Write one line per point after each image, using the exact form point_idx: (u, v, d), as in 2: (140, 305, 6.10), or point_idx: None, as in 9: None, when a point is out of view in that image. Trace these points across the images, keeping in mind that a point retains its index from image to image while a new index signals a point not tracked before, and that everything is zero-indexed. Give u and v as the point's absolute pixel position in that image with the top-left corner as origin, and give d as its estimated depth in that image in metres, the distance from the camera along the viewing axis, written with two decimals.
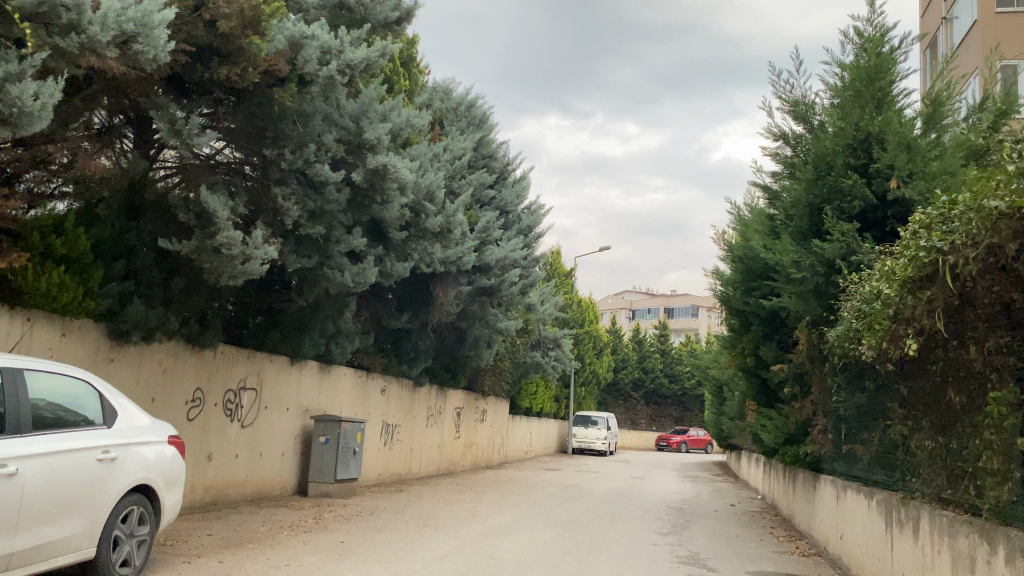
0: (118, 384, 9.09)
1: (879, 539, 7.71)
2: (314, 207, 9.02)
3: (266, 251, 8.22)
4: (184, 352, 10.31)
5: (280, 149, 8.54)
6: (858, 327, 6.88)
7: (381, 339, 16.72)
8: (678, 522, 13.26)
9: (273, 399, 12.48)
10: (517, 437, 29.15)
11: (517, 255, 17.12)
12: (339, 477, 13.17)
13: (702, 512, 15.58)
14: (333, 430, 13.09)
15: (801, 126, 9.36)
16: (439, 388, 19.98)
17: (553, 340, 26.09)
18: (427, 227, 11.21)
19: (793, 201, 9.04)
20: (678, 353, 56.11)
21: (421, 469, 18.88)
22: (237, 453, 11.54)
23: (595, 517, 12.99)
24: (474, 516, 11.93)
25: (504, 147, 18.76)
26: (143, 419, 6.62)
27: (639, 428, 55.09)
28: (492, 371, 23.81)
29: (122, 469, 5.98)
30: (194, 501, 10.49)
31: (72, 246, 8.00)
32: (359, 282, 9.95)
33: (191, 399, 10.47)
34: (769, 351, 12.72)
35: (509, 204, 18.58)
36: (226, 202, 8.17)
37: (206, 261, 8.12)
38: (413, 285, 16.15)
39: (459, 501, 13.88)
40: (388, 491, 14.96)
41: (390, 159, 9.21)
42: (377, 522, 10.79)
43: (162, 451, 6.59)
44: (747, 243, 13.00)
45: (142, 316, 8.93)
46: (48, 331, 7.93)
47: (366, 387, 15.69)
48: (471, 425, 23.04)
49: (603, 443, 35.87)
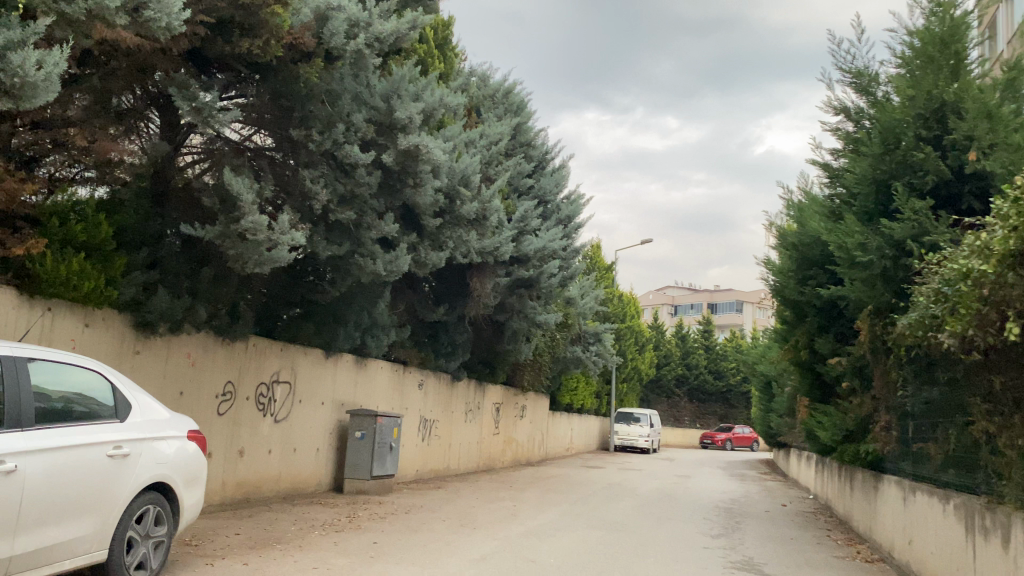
0: (145, 377, 8.80)
1: (957, 547, 7.01)
2: (344, 191, 8.61)
3: (293, 237, 7.79)
4: (213, 344, 10.00)
5: (307, 130, 8.16)
6: (937, 312, 6.23)
7: (417, 333, 16.33)
8: (729, 524, 12.62)
9: (307, 393, 12.14)
10: (558, 434, 28.64)
11: (556, 246, 16.55)
12: (375, 474, 12.78)
13: (753, 512, 14.88)
14: (369, 425, 12.71)
15: (864, 100, 8.68)
16: (478, 384, 19.54)
17: (594, 335, 25.47)
18: (462, 215, 10.77)
19: (857, 177, 8.33)
20: (723, 349, 54.98)
21: (460, 466, 18.48)
22: (271, 449, 11.22)
23: (640, 518, 12.40)
24: (514, 516, 11.42)
25: (542, 136, 18.22)
26: (163, 412, 6.26)
27: (683, 426, 54.14)
28: (531, 366, 23.32)
29: (136, 467, 5.62)
30: (224, 498, 10.18)
31: (93, 232, 7.71)
32: (392, 271, 9.48)
33: (221, 393, 10.16)
34: (825, 343, 12.10)
35: (549, 193, 18.02)
36: (251, 185, 7.79)
37: (230, 248, 7.75)
38: (451, 276, 15.74)
39: (498, 500, 13.40)
40: (426, 489, 14.55)
41: (422, 139, 8.74)
42: (413, 521, 10.35)
43: (182, 447, 6.22)
44: (802, 229, 12.28)
45: (167, 307, 8.62)
46: (69, 321, 7.68)
47: (403, 382, 15.31)
48: (511, 421, 22.58)
49: (646, 440, 35.16)
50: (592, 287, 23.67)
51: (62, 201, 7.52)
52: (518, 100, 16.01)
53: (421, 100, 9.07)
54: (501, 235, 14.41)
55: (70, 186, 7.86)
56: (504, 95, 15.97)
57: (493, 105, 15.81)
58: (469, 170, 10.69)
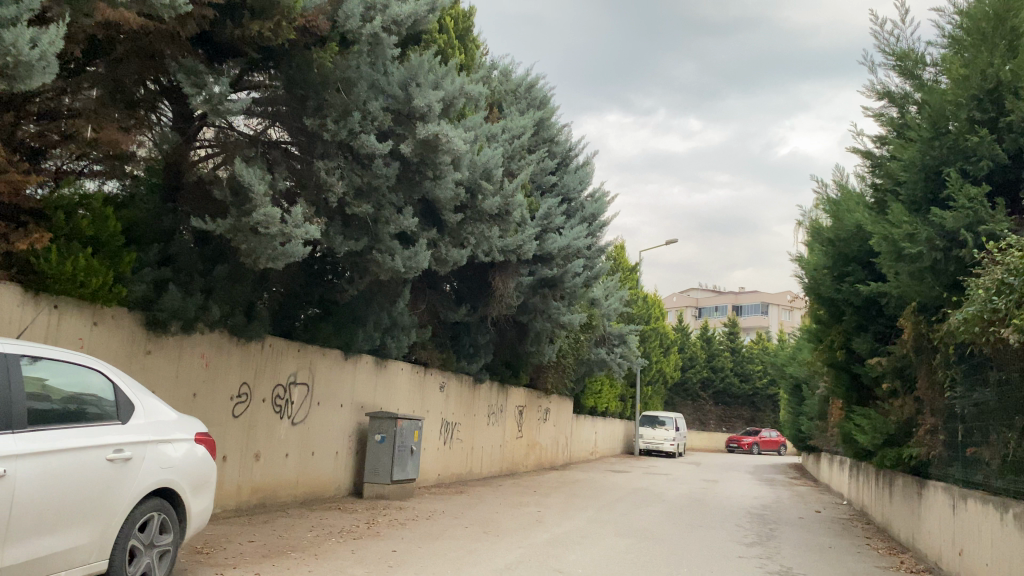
0: (156, 378, 8.51)
1: (1018, 561, 6.50)
2: (360, 183, 8.27)
3: (307, 230, 7.45)
4: (228, 344, 9.69)
5: (322, 119, 7.81)
6: (1000, 305, 5.74)
7: (438, 334, 15.98)
8: (763, 532, 12.11)
9: (325, 395, 11.81)
10: (583, 437, 28.17)
11: (581, 244, 16.13)
12: (396, 478, 12.43)
13: (787, 518, 14.35)
14: (389, 428, 12.35)
15: (908, 83, 8.17)
16: (501, 386, 19.17)
17: (619, 336, 25.00)
18: (484, 209, 10.41)
19: (904, 164, 7.82)
20: (749, 351, 54.19)
21: (483, 469, 18.11)
22: (288, 452, 10.91)
23: (670, 525, 11.94)
24: (538, 523, 11.01)
25: (565, 132, 17.81)
26: (169, 413, 5.91)
27: (708, 429, 53.40)
28: (555, 368, 22.89)
29: (138, 472, 5.29)
30: (240, 503, 9.87)
31: (100, 228, 7.42)
32: (411, 267, 9.12)
33: (236, 395, 9.85)
34: (863, 343, 11.69)
35: (572, 190, 17.59)
36: (263, 175, 7.47)
37: (242, 242, 7.43)
38: (473, 276, 15.39)
39: (522, 505, 12.98)
40: (447, 493, 14.17)
41: (442, 128, 8.32)
42: (435, 528, 9.97)
43: (189, 450, 5.87)
44: (839, 223, 11.76)
45: (179, 304, 8.33)
46: (76, 320, 7.41)
47: (424, 384, 14.96)
48: (534, 425, 22.20)
49: (672, 444, 34.57)
50: (616, 287, 23.20)
51: (69, 195, 7.25)
52: (540, 95, 15.61)
53: (441, 89, 8.70)
54: (525, 233, 14.01)
55: (80, 181, 7.59)
56: (526, 90, 15.58)
57: (515, 100, 15.43)
58: (492, 163, 10.30)
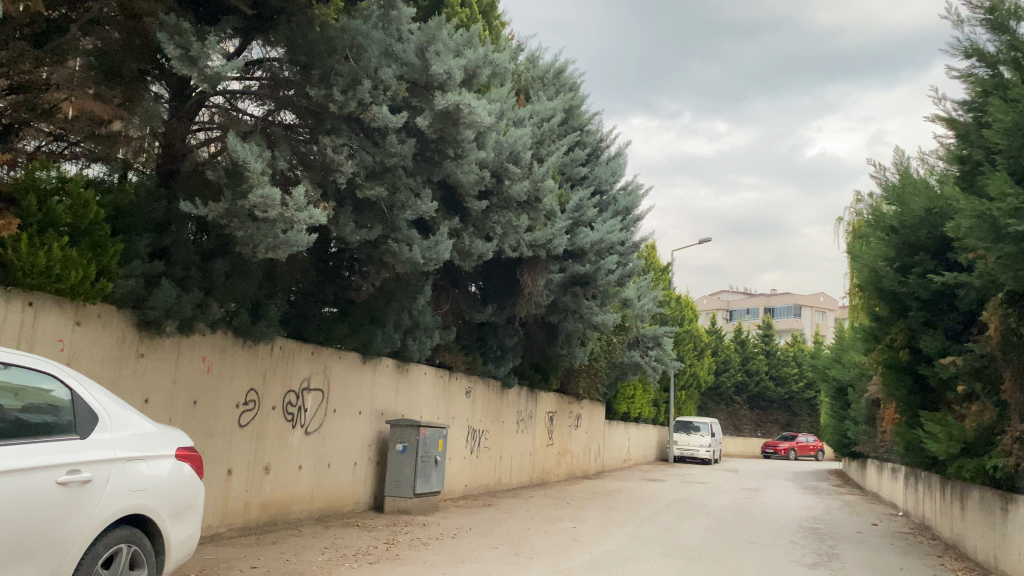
0: (151, 384, 7.66)
1: None
2: (372, 162, 7.41)
3: (311, 214, 6.56)
4: (233, 347, 8.82)
5: (327, 89, 6.96)
6: None
7: (463, 336, 15.06)
8: (823, 551, 10.97)
9: (342, 401, 10.91)
10: (615, 444, 27.13)
11: (615, 238, 15.08)
12: (419, 491, 11.50)
13: (843, 533, 13.20)
14: (412, 437, 11.46)
15: (1001, 40, 7.10)
16: (530, 391, 18.21)
17: (653, 338, 23.89)
18: (511, 195, 9.40)
19: (1002, 129, 6.74)
20: (784, 353, 52.69)
21: (512, 479, 17.16)
22: (301, 464, 10.03)
23: (720, 544, 10.85)
24: (575, 542, 9.98)
25: (597, 123, 16.83)
26: (144, 424, 4.99)
27: (743, 434, 51.98)
28: (586, 372, 21.89)
29: (101, 498, 4.39)
30: (247, 522, 9.01)
31: (80, 214, 6.58)
32: (431, 259, 8.20)
33: (243, 402, 8.99)
34: (932, 341, 10.59)
35: (604, 182, 16.59)
36: (261, 152, 6.61)
37: (238, 228, 6.60)
38: (499, 273, 14.48)
39: (556, 520, 11.96)
40: (475, 507, 13.20)
41: (463, 97, 7.37)
42: (461, 549, 8.99)
43: (167, 468, 4.94)
44: (904, 209, 10.67)
45: (172, 301, 7.47)
46: (56, 319, 6.56)
47: (448, 389, 14.03)
48: (565, 431, 21.20)
49: (707, 451, 33.34)
50: (649, 288, 22.13)
51: (42, 177, 6.43)
52: (570, 81, 14.64)
53: (462, 57, 7.80)
54: (555, 226, 13.01)
55: (59, 162, 6.79)
56: (555, 76, 14.62)
57: (544, 87, 14.45)
58: (520, 144, 9.29)
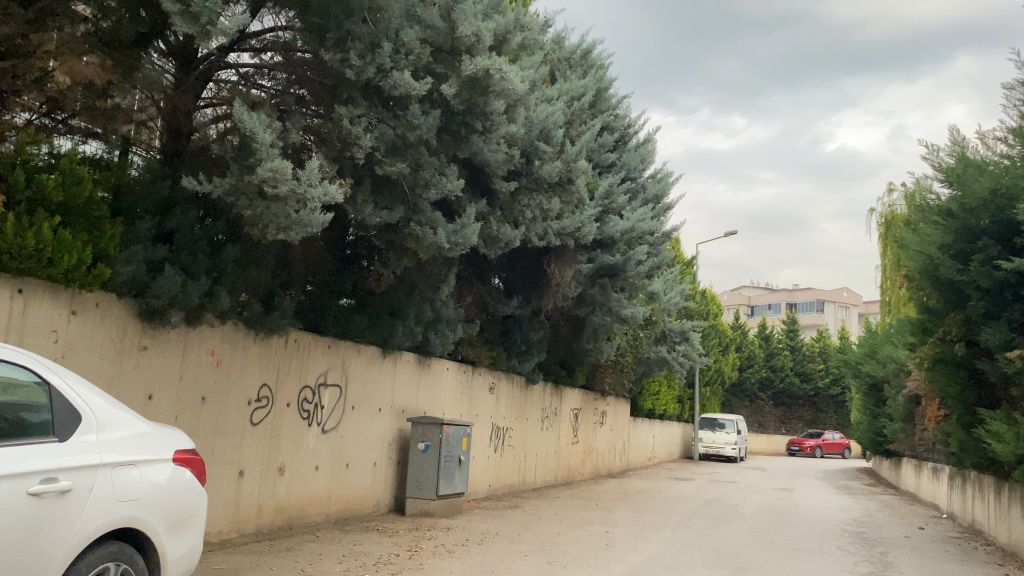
0: (155, 378, 7.08)
1: None
2: (393, 136, 6.79)
3: (326, 189, 5.94)
4: (245, 340, 8.22)
5: (344, 53, 6.35)
6: None
7: (487, 330, 14.43)
8: (875, 559, 10.25)
9: (361, 398, 10.30)
10: (640, 442, 26.41)
11: (645, 226, 14.36)
12: (442, 493, 10.89)
13: (891, 538, 12.44)
14: (434, 435, 10.88)
15: None
16: (555, 387, 17.55)
17: (681, 333, 23.19)
18: (542, 176, 8.71)
19: None
20: (809, 349, 51.66)
21: (537, 478, 16.54)
22: (318, 465, 9.44)
23: (765, 551, 10.16)
24: (610, 549, 9.31)
25: (625, 108, 16.11)
26: (135, 424, 4.37)
27: (768, 432, 51.10)
28: (612, 368, 21.20)
29: (81, 511, 3.78)
30: (260, 526, 8.44)
31: (74, 192, 6.01)
32: (457, 243, 7.56)
33: (255, 398, 8.39)
34: (995, 334, 9.83)
35: (634, 169, 15.88)
36: (271, 123, 6.00)
37: (247, 207, 6.04)
38: (523, 266, 13.70)
39: (587, 524, 11.31)
40: (501, 508, 12.57)
41: (493, 61, 6.72)
42: (490, 557, 8.34)
43: (162, 474, 4.31)
44: (969, 191, 9.93)
45: (177, 289, 6.89)
46: (49, 307, 5.98)
47: (472, 385, 13.42)
48: (591, 429, 20.53)
49: (734, 448, 32.56)
50: (677, 281, 21.39)
51: (31, 152, 5.86)
52: (598, 63, 13.94)
53: (491, 21, 7.14)
54: (584, 214, 12.33)
55: (51, 136, 6.20)
56: (582, 58, 13.93)
57: (571, 69, 13.76)
58: (552, 121, 8.63)
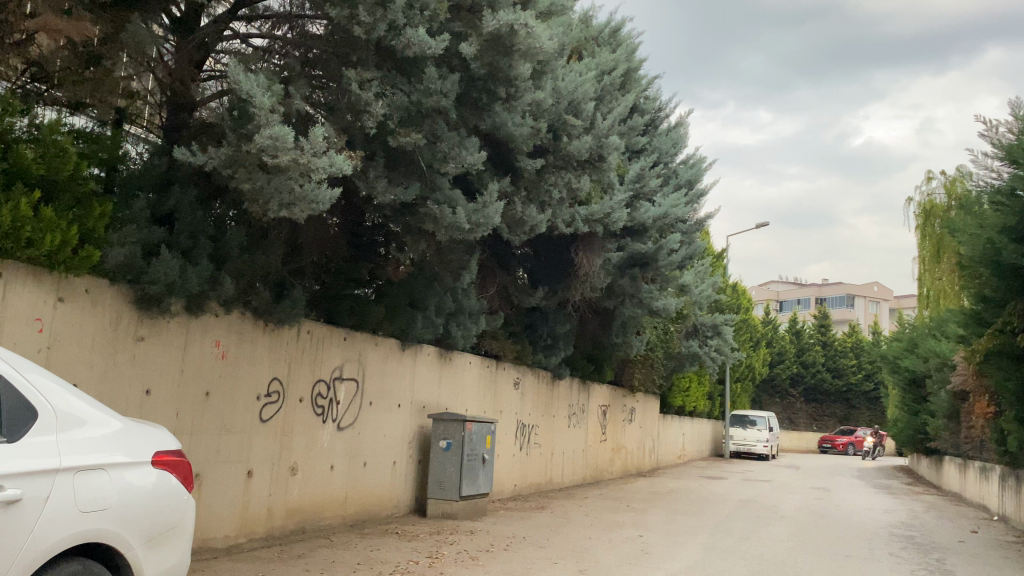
0: (154, 371, 6.53)
1: None
2: (407, 101, 6.20)
3: (332, 160, 5.36)
4: (253, 331, 7.64)
5: (352, 9, 5.79)
6: None
7: (512, 323, 13.79)
8: (932, 566, 9.49)
9: (379, 393, 9.71)
10: (670, 440, 25.65)
11: (679, 212, 13.63)
12: (466, 494, 10.26)
13: (945, 543, 11.63)
14: (457, 433, 10.29)
15: None
16: (583, 382, 16.88)
17: (712, 327, 22.41)
18: (571, 153, 8.05)
19: None
20: (842, 344, 50.41)
21: (564, 478, 15.88)
22: (333, 464, 8.87)
23: (814, 558, 9.45)
24: (647, 556, 8.65)
25: (655, 90, 15.37)
26: (110, 422, 3.78)
27: (799, 429, 50.03)
28: (642, 363, 20.49)
29: (23, 529, 3.23)
30: (271, 530, 7.88)
31: (55, 165, 5.47)
32: (479, 224, 6.92)
33: (265, 393, 7.82)
34: None
35: (665, 154, 15.17)
36: (271, 86, 5.45)
37: (246, 180, 5.50)
38: (549, 255, 13.04)
39: (620, 528, 10.63)
40: (527, 510, 11.95)
41: (519, 16, 6.09)
42: (518, 565, 7.70)
43: (141, 479, 3.73)
44: None
45: (175, 274, 6.32)
46: (31, 293, 5.45)
47: (496, 380, 12.81)
48: (619, 426, 19.84)
49: (765, 446, 31.68)
50: (708, 273, 20.61)
51: (7, 121, 5.33)
52: (627, 41, 13.20)
53: None
54: (614, 198, 11.65)
55: (31, 105, 5.69)
56: (610, 36, 13.24)
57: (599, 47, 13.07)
58: (581, 93, 7.96)
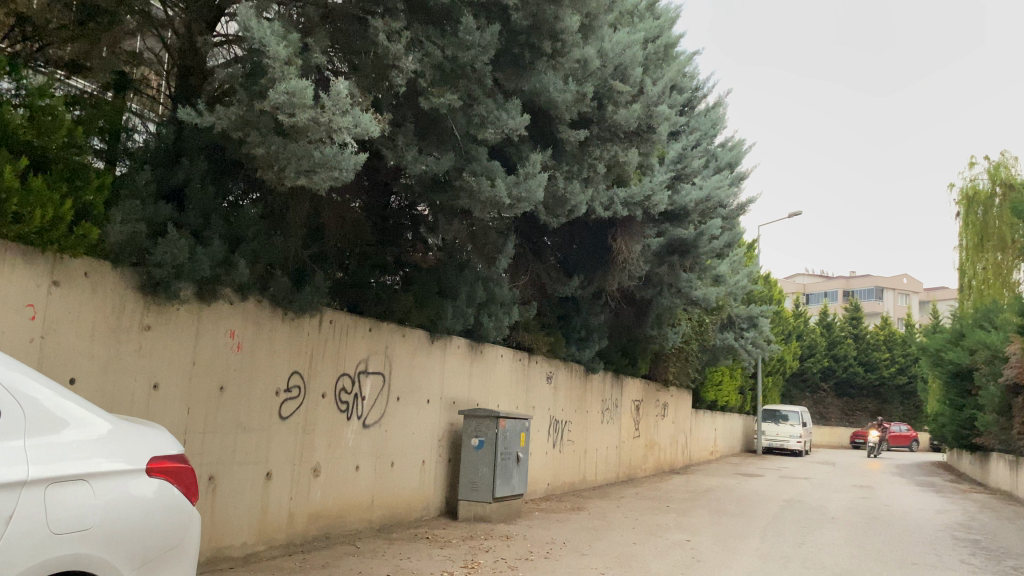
0: (163, 362, 5.91)
1: None
2: (439, 57, 5.57)
3: (355, 118, 4.71)
4: (271, 320, 7.00)
5: None
6: None
7: (544, 313, 13.10)
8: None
9: (407, 387, 9.06)
10: (702, 436, 24.83)
11: (722, 195, 12.81)
12: (500, 495, 9.60)
13: (1015, 548, 10.77)
14: (490, 430, 9.62)
15: None
16: (617, 376, 16.14)
17: (748, 319, 21.55)
18: (618, 123, 7.30)
19: None
20: (874, 337, 49.13)
21: (598, 475, 15.18)
22: (359, 464, 8.22)
23: (878, 565, 8.66)
24: (699, 564, 7.92)
25: (694, 68, 14.55)
26: (94, 423, 3.13)
27: (830, 424, 48.87)
28: (676, 356, 19.70)
29: None
30: (292, 536, 7.25)
31: (46, 131, 4.86)
32: (521, 198, 6.25)
33: (285, 388, 7.19)
34: None
35: (704, 135, 14.34)
36: (286, 35, 4.81)
37: (258, 144, 4.90)
38: (584, 242, 12.29)
39: (665, 532, 9.90)
40: (563, 511, 11.26)
41: None
42: None
43: (131, 490, 3.07)
44: None
45: (184, 255, 5.72)
46: (23, 276, 4.83)
47: (529, 374, 12.11)
48: (653, 422, 19.07)
49: (800, 442, 30.73)
50: (745, 262, 19.73)
51: None
52: (666, 13, 12.42)
53: None
54: (655, 179, 10.88)
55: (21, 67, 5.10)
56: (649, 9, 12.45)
57: None
58: (628, 57, 7.24)
